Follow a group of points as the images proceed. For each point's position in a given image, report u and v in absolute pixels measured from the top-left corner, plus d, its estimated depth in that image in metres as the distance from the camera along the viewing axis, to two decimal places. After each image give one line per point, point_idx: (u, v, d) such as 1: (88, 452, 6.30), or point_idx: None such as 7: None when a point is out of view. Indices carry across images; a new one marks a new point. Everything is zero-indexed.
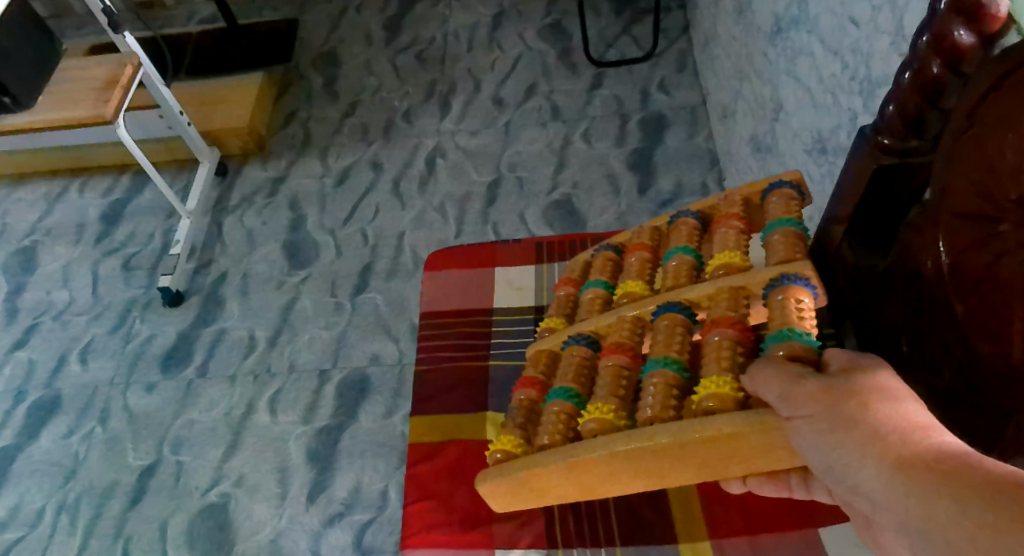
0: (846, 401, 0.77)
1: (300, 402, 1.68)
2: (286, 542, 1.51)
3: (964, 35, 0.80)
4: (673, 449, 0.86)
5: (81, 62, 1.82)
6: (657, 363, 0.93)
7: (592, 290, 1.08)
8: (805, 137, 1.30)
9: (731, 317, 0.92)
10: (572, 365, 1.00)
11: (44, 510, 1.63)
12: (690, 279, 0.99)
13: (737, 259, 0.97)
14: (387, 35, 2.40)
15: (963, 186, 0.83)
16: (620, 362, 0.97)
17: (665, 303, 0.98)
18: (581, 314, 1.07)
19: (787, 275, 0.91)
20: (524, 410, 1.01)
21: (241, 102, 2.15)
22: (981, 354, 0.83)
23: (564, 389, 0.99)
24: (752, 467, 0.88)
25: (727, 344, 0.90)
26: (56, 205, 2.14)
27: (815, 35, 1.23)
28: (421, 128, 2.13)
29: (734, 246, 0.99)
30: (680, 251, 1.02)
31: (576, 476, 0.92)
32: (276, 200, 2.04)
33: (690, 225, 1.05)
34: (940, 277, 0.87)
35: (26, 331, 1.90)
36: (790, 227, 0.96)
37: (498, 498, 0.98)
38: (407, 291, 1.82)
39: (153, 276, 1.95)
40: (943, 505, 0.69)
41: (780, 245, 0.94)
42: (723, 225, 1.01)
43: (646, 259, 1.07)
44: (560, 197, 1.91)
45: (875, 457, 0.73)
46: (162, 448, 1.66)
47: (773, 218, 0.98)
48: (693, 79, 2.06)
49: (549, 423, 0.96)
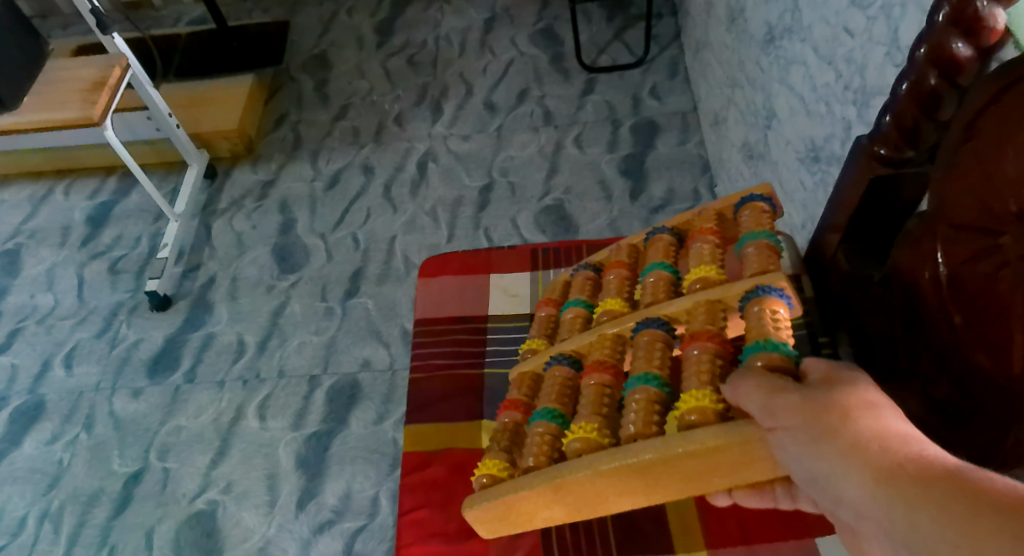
0: (828, 413, 0.76)
1: (290, 408, 1.66)
2: (275, 549, 1.50)
3: (962, 48, 0.81)
4: (659, 465, 0.85)
5: (67, 62, 1.80)
6: (638, 380, 0.92)
7: (573, 309, 1.07)
8: (799, 145, 1.30)
9: (709, 330, 0.91)
10: (555, 386, 1.00)
11: (27, 518, 1.60)
12: (669, 294, 0.99)
13: (712, 273, 0.97)
14: (379, 38, 2.38)
15: (963, 197, 0.82)
16: (602, 380, 0.96)
17: (644, 319, 0.97)
18: (563, 334, 1.06)
19: (762, 285, 0.91)
20: (508, 433, 1.00)
21: (230, 105, 2.14)
22: (979, 365, 0.83)
23: (548, 409, 0.97)
24: (737, 479, 0.86)
25: (706, 356, 0.89)
26: (41, 207, 2.11)
27: (808, 44, 1.23)
28: (412, 133, 2.11)
29: (710, 259, 0.99)
30: (658, 267, 1.02)
31: (563, 497, 0.91)
32: (266, 204, 2.02)
33: (665, 241, 1.06)
34: (938, 287, 0.86)
35: (10, 335, 1.87)
36: (764, 239, 0.96)
37: (486, 524, 0.97)
38: (399, 296, 1.80)
39: (140, 279, 1.93)
40: (925, 513, 0.69)
41: (755, 257, 0.95)
42: (698, 239, 1.01)
43: (624, 276, 1.06)
44: (552, 202, 1.90)
45: (858, 466, 0.73)
46: (148, 454, 1.64)
47: (746, 231, 0.99)
48: (685, 85, 2.06)
49: (534, 445, 0.95)
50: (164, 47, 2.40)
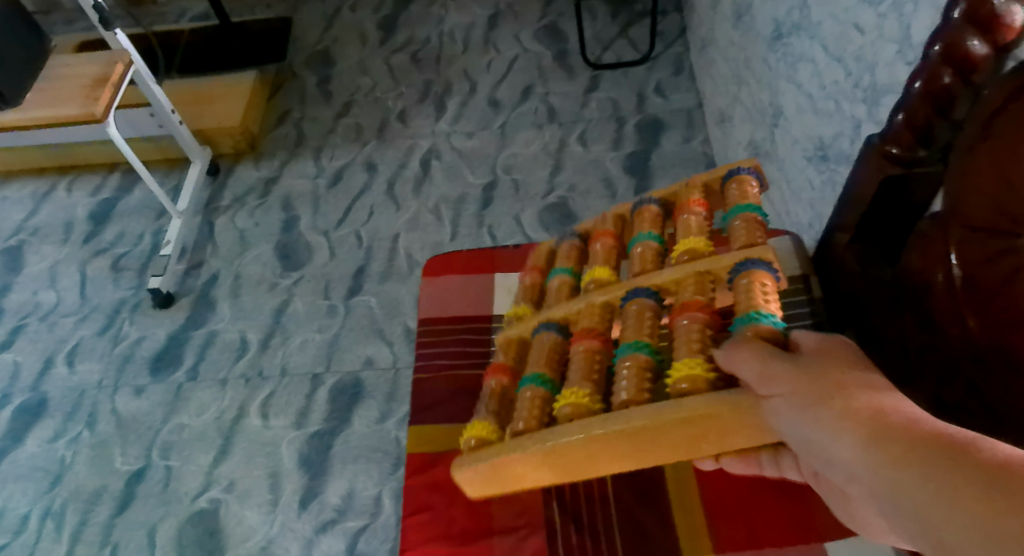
0: (822, 381, 0.78)
1: (292, 406, 1.66)
2: (278, 549, 1.49)
3: (978, 46, 0.81)
4: (650, 431, 0.85)
5: (69, 59, 1.79)
6: (630, 348, 0.93)
7: (560, 277, 1.07)
8: (806, 144, 1.29)
9: (698, 301, 0.93)
10: (544, 352, 0.99)
11: (29, 515, 1.60)
12: (657, 265, 1.00)
13: (700, 245, 0.99)
14: (382, 34, 2.37)
15: (978, 198, 0.81)
16: (592, 346, 0.96)
17: (633, 289, 0.98)
18: (550, 302, 1.06)
19: (750, 259, 0.93)
20: (496, 397, 1.00)
21: (233, 102, 2.13)
22: (996, 369, 0.82)
23: (537, 375, 0.97)
24: (726, 446, 0.86)
25: (697, 326, 0.90)
26: (43, 204, 2.11)
27: (816, 41, 1.22)
28: (415, 130, 2.10)
29: (698, 231, 1.00)
30: (646, 238, 1.03)
31: (552, 461, 0.91)
32: (269, 201, 2.01)
33: (653, 213, 1.06)
34: (953, 291, 0.85)
35: (12, 333, 1.86)
36: (752, 213, 0.98)
37: (475, 485, 0.97)
38: (402, 294, 1.79)
39: (143, 277, 1.92)
40: (909, 472, 0.70)
41: (743, 231, 0.96)
42: (687, 212, 1.03)
43: (611, 245, 1.07)
44: (556, 200, 1.89)
45: (849, 429, 0.75)
46: (150, 452, 1.64)
47: (733, 204, 1.00)
48: (690, 83, 2.05)
49: (524, 408, 0.94)
50: (167, 43, 2.39)
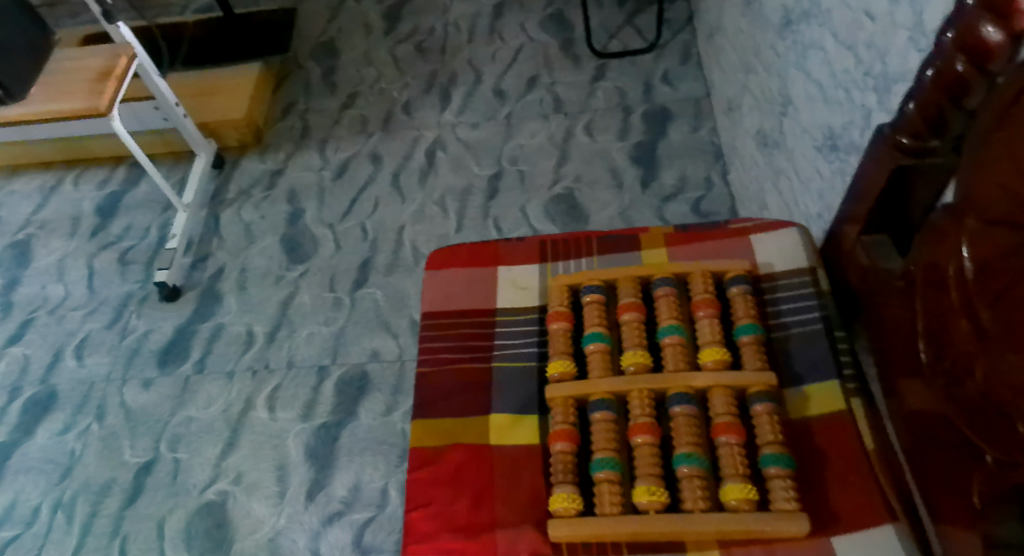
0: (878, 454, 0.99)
1: (299, 399, 1.66)
2: (285, 541, 1.50)
3: (993, 32, 0.80)
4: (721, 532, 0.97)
5: (73, 53, 1.79)
6: (688, 458, 1.01)
7: (595, 343, 1.11)
8: (816, 133, 1.27)
9: (729, 420, 1.03)
10: (605, 433, 1.05)
11: (40, 507, 1.61)
12: (687, 363, 1.08)
13: (721, 353, 1.07)
14: (387, 25, 2.36)
15: (995, 189, 0.82)
16: (650, 441, 1.03)
17: (677, 392, 1.05)
18: (592, 372, 1.09)
19: (765, 386, 1.04)
20: (564, 466, 1.04)
21: (238, 94, 2.14)
22: (1008, 365, 0.81)
23: (606, 458, 1.03)
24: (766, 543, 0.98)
25: (739, 449, 1.01)
26: (51, 197, 2.11)
27: (826, 29, 1.20)
28: (421, 121, 2.10)
29: (712, 337, 1.08)
30: (672, 330, 1.09)
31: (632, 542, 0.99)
32: (275, 194, 2.01)
33: (671, 297, 1.12)
34: (965, 284, 0.86)
35: (21, 326, 1.87)
36: (757, 334, 1.07)
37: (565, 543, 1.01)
38: (408, 286, 1.79)
39: (151, 270, 1.93)
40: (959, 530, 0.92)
41: (752, 354, 1.06)
42: (704, 314, 1.10)
43: (638, 321, 1.11)
44: (562, 191, 1.88)
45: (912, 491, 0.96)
46: (159, 444, 1.65)
47: (742, 321, 1.09)
48: (697, 71, 2.03)
49: (604, 495, 1.01)
50: (171, 35, 2.39)
